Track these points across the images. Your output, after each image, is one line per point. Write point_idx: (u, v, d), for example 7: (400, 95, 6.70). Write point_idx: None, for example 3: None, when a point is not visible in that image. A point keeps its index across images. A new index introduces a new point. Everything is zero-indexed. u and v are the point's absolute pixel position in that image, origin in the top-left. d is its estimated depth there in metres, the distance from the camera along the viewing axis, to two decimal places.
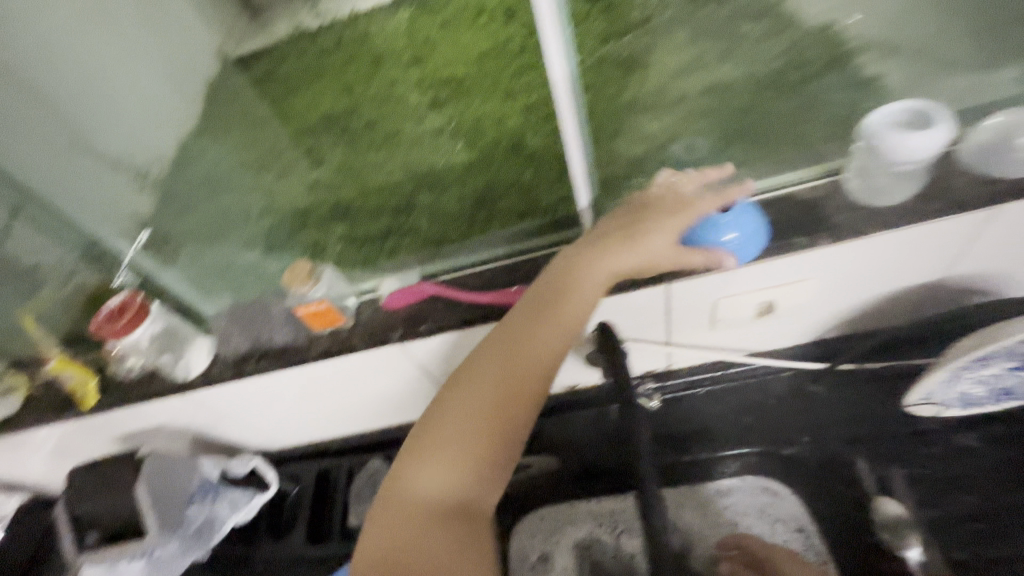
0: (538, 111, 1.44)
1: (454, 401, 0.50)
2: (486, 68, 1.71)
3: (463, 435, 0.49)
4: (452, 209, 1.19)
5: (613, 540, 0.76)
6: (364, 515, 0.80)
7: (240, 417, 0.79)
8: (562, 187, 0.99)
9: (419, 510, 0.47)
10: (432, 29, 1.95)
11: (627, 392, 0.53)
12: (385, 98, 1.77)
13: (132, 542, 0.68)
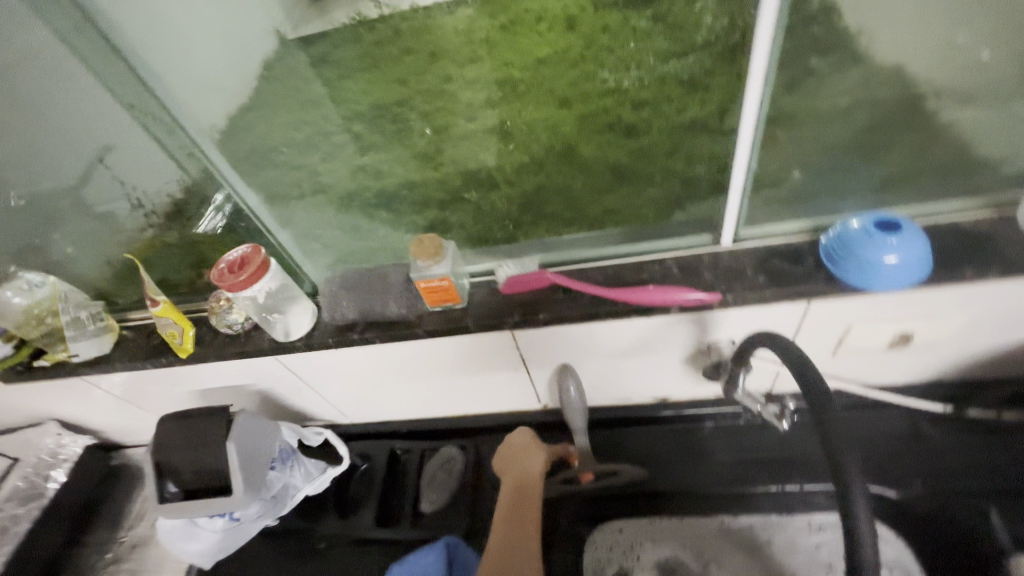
0: (596, 120, 1.48)
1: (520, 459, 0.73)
2: (543, 75, 1.76)
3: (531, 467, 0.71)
4: (492, 209, 1.12)
5: (697, 566, 0.72)
6: (436, 503, 0.77)
7: (321, 386, 0.78)
8: (637, 202, 0.99)
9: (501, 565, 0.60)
10: (491, 32, 2.01)
11: (818, 401, 0.44)
12: (441, 91, 1.81)
13: (217, 499, 0.65)
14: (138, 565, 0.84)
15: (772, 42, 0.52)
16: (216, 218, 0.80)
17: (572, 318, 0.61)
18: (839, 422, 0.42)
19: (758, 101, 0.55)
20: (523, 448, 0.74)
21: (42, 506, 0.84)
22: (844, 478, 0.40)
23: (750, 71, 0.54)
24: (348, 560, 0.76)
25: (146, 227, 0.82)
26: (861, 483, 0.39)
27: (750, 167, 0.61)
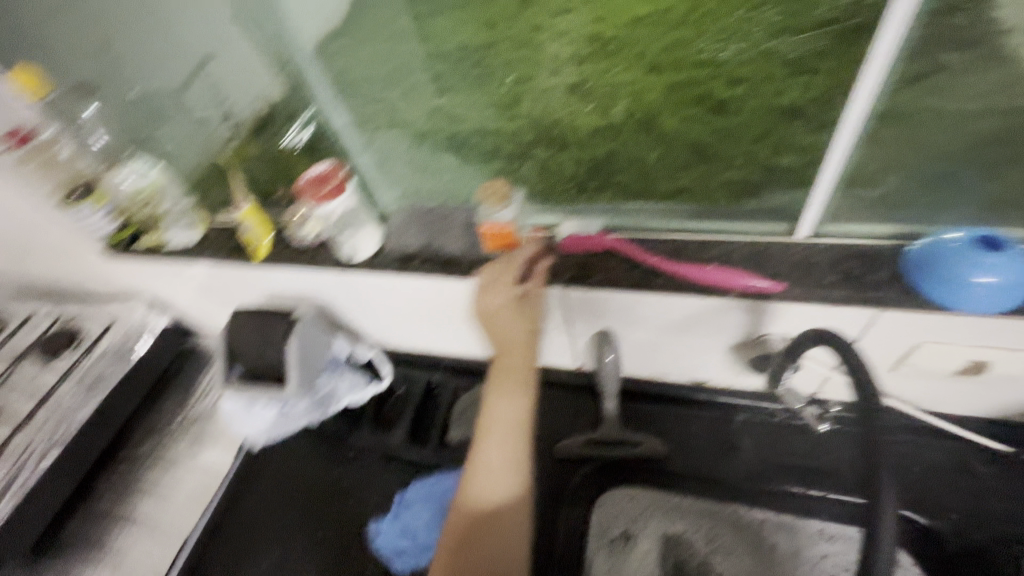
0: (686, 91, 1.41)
1: (484, 447, 0.63)
2: (638, 35, 1.68)
3: (507, 458, 0.62)
4: (560, 168, 1.10)
5: (703, 549, 0.72)
6: (463, 434, 0.82)
7: (377, 310, 0.83)
8: (714, 182, 0.95)
9: (483, 505, 0.60)
10: None
11: (870, 417, 0.43)
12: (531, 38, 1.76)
13: (272, 388, 0.74)
14: (199, 433, 0.95)
15: (904, 30, 0.48)
16: (296, 137, 0.87)
17: (626, 285, 0.61)
18: (887, 442, 0.41)
19: (872, 90, 0.51)
20: (491, 419, 0.64)
21: (124, 369, 0.95)
22: (875, 494, 0.39)
23: (870, 56, 0.50)
24: (375, 469, 0.82)
25: (236, 137, 0.89)
26: (893, 499, 0.38)
27: (848, 155, 0.56)
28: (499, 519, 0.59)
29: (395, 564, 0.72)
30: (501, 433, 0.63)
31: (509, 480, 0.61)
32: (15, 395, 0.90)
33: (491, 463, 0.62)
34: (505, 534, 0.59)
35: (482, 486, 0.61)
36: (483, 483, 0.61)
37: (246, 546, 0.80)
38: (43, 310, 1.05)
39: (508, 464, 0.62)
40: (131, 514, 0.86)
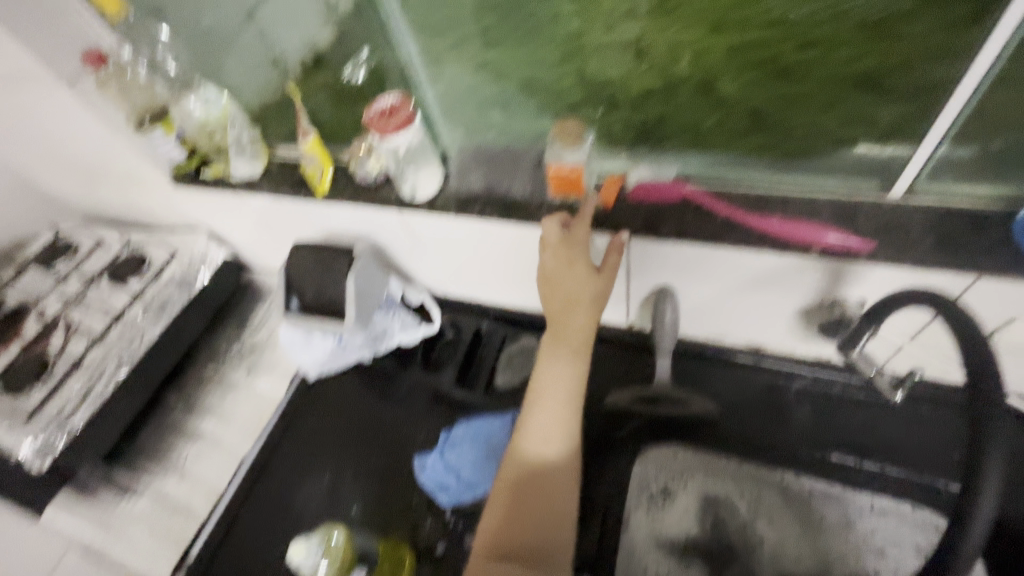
0: None
1: (537, 409, 0.63)
2: None
3: (558, 421, 0.62)
4: None
5: (745, 513, 0.72)
6: (510, 381, 0.84)
7: (432, 253, 0.83)
8: None
9: (531, 467, 0.61)
10: None
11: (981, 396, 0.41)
12: None
13: (330, 320, 0.76)
14: (255, 362, 1.00)
15: None
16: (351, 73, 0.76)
17: (698, 238, 0.59)
18: (997, 421, 0.40)
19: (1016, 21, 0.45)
20: (542, 384, 0.63)
21: (188, 297, 0.99)
22: (975, 473, 0.39)
23: None
24: (423, 407, 0.85)
25: None
26: (997, 479, 0.38)
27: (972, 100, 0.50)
28: (547, 483, 0.60)
29: (440, 500, 0.75)
30: (555, 397, 0.62)
31: (560, 440, 0.62)
32: (89, 314, 0.96)
33: (543, 426, 0.62)
34: (551, 498, 0.60)
35: (534, 447, 0.61)
36: (534, 446, 0.62)
37: (299, 469, 0.84)
38: (111, 237, 1.09)
39: (560, 428, 0.62)
40: (194, 430, 0.92)
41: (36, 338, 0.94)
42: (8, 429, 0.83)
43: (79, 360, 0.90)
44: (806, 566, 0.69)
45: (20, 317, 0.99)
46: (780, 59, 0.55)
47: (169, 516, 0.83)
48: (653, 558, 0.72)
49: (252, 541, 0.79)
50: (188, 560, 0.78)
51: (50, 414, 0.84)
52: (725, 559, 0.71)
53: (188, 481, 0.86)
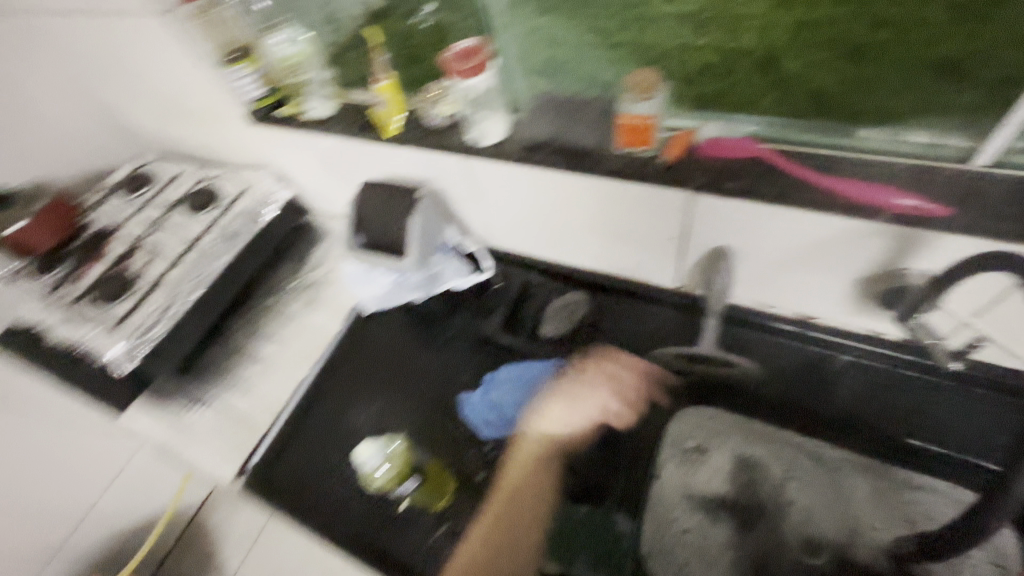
0: None
1: (514, 471, 0.74)
2: None
3: (527, 485, 0.73)
4: None
5: (778, 477, 0.75)
6: (557, 331, 0.87)
7: (490, 203, 0.86)
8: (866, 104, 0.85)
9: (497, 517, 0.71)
10: None
11: None
12: None
13: (393, 258, 0.80)
14: (314, 296, 1.06)
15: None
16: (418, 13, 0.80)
17: (764, 198, 0.60)
18: None
19: None
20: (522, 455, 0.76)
21: (255, 231, 1.06)
22: None
23: None
24: (470, 350, 0.89)
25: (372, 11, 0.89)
26: None
27: None
28: (508, 533, 0.70)
29: (482, 434, 0.80)
30: (534, 466, 0.75)
31: (526, 502, 0.72)
32: (167, 240, 1.03)
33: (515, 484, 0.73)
34: (508, 549, 0.69)
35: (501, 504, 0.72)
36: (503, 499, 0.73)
37: (352, 397, 0.91)
38: (188, 171, 1.17)
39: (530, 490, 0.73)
40: (257, 353, 1.00)
41: (121, 258, 1.03)
42: (99, 334, 0.92)
43: (158, 280, 0.97)
44: (831, 532, 0.71)
45: (106, 239, 1.08)
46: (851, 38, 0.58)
47: (235, 426, 0.91)
48: (682, 510, 0.75)
49: (307, 456, 0.86)
50: (250, 467, 0.86)
51: (133, 326, 0.92)
52: (752, 518, 0.73)
53: (251, 396, 0.94)
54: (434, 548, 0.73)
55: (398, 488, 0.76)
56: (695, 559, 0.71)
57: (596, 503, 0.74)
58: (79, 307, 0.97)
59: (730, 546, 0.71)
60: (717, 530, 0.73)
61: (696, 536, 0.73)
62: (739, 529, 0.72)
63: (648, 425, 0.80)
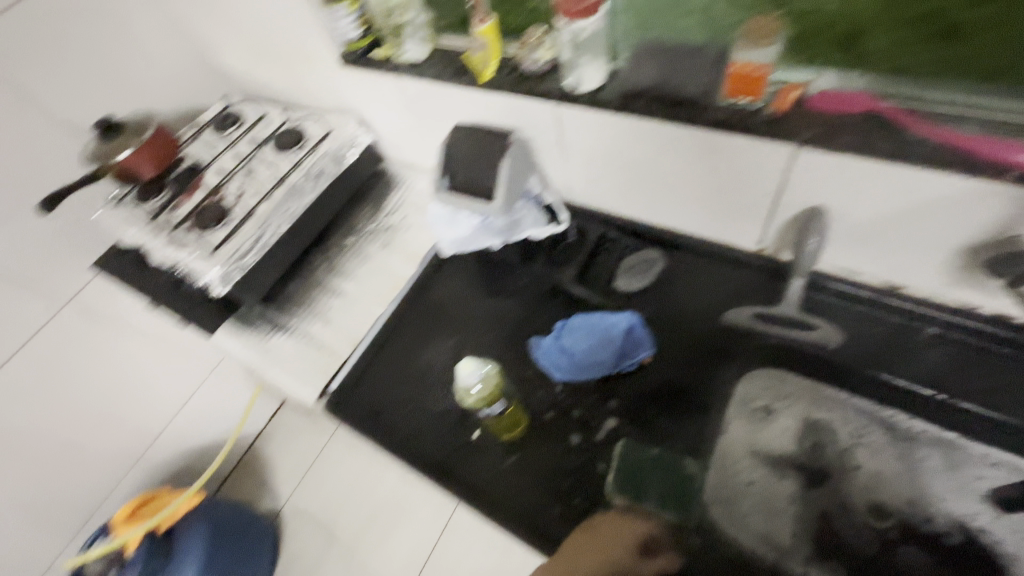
0: None
1: None
2: None
3: None
4: None
5: (846, 441, 0.74)
6: (631, 286, 0.88)
7: (575, 153, 0.87)
8: None
9: None
10: None
11: None
12: None
13: (479, 201, 0.83)
14: (390, 239, 1.10)
15: None
16: None
17: (876, 153, 0.59)
18: None
19: None
20: None
21: (338, 171, 1.11)
22: None
23: None
24: (542, 297, 0.92)
25: None
26: None
27: None
28: None
29: (555, 376, 0.83)
30: None
31: None
32: (257, 174, 1.09)
33: None
34: None
35: None
36: None
37: (424, 334, 0.95)
38: (275, 111, 1.22)
39: None
40: (337, 287, 1.06)
41: (216, 188, 1.10)
42: (198, 257, 0.98)
43: (250, 211, 1.03)
44: (903, 498, 0.70)
45: (200, 171, 1.15)
46: (947, 14, 0.56)
47: (317, 351, 0.97)
48: (748, 464, 0.76)
49: (381, 384, 0.91)
50: (331, 389, 0.92)
51: (226, 252, 0.97)
52: (820, 478, 0.73)
53: (332, 325, 1.00)
54: (504, 474, 0.78)
55: (482, 411, 0.79)
56: (759, 510, 0.73)
57: (666, 446, 0.75)
58: (178, 231, 1.04)
59: (795, 501, 0.72)
60: (783, 485, 0.74)
61: (761, 489, 0.74)
62: (806, 486, 0.73)
63: (721, 384, 0.79)
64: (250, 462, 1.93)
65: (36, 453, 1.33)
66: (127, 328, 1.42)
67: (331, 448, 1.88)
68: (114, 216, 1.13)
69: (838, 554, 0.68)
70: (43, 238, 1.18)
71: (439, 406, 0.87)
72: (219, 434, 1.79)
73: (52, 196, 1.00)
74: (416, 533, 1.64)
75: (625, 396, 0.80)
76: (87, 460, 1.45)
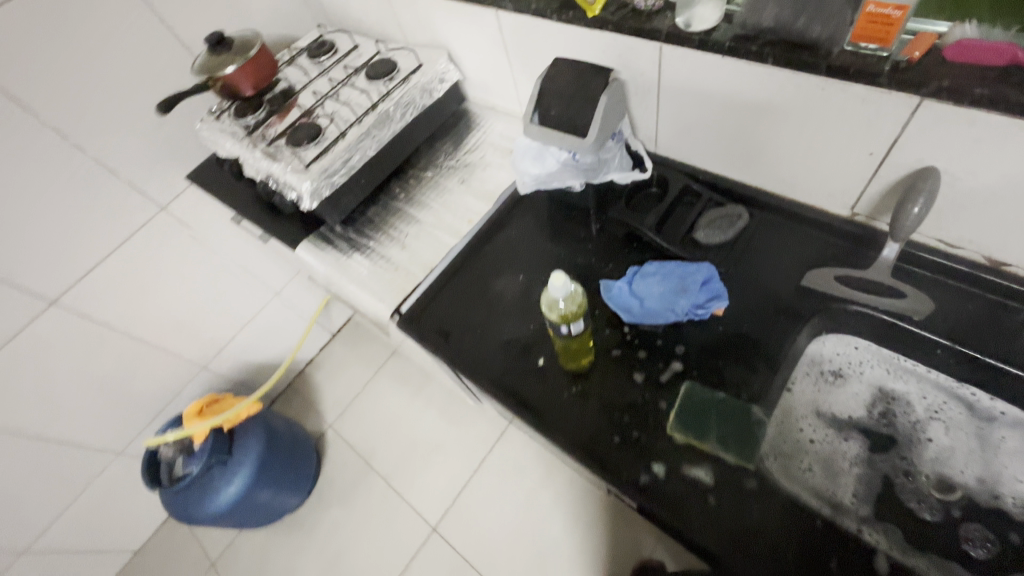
0: None
1: None
2: None
3: None
4: None
5: (919, 415, 0.74)
6: (710, 238, 0.87)
7: (671, 101, 0.87)
8: None
9: None
10: None
11: None
12: None
13: (573, 136, 0.84)
14: (468, 176, 1.13)
15: None
16: None
17: (1014, 108, 0.56)
18: None
19: None
20: None
21: (425, 104, 1.14)
22: None
23: None
24: (616, 243, 0.94)
25: None
26: None
27: None
28: None
29: (623, 318, 0.84)
30: None
31: None
32: (349, 100, 1.13)
33: None
34: None
35: None
36: None
37: (497, 266, 0.99)
38: (366, 44, 1.26)
39: None
40: (415, 216, 1.10)
41: (309, 110, 1.15)
42: (291, 170, 1.03)
43: (341, 133, 1.07)
44: (972, 476, 0.69)
45: (293, 94, 1.21)
46: None
47: (393, 272, 1.02)
48: (811, 422, 0.77)
49: (454, 306, 0.96)
50: (403, 308, 0.97)
51: (319, 169, 1.01)
52: (886, 444, 0.74)
53: (409, 250, 1.05)
54: (565, 401, 0.81)
55: (562, 328, 0.71)
56: (819, 467, 0.74)
57: (732, 393, 0.75)
58: (274, 146, 1.10)
59: (857, 462, 0.73)
60: (847, 446, 0.75)
61: (823, 448, 0.76)
62: (871, 449, 0.74)
63: (795, 347, 0.78)
64: (301, 385, 2.06)
65: (120, 346, 1.46)
66: (206, 242, 1.52)
67: (376, 383, 1.98)
68: (210, 128, 1.19)
69: (897, 518, 0.68)
70: (150, 143, 1.30)
71: (505, 334, 0.90)
72: (276, 354, 1.91)
73: (167, 100, 1.07)
74: (450, 471, 1.72)
75: (691, 342, 0.81)
76: (162, 358, 1.57)
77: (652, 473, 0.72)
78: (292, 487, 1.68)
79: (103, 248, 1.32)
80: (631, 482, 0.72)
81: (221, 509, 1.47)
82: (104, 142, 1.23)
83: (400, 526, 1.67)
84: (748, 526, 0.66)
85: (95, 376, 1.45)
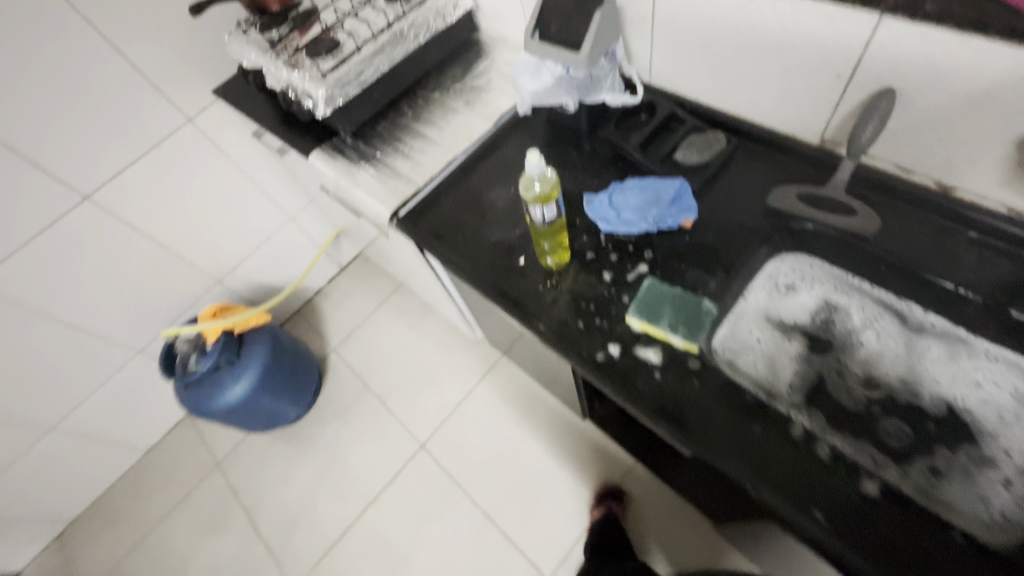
0: None
1: None
2: None
3: None
4: None
5: (857, 322, 0.81)
6: (688, 158, 0.95)
7: (663, 27, 0.93)
8: None
9: None
10: None
11: None
12: None
13: (567, 51, 0.90)
14: (473, 98, 1.20)
15: None
16: None
17: (958, 23, 0.62)
18: None
19: None
20: None
21: (438, 28, 1.20)
22: None
23: None
24: (603, 161, 1.01)
25: None
26: None
27: None
28: None
29: (600, 227, 0.92)
30: None
31: None
32: (367, 20, 1.20)
33: None
34: None
35: None
36: None
37: (491, 179, 1.06)
38: None
39: None
40: (420, 132, 1.18)
41: (330, 27, 1.22)
42: (308, 78, 1.10)
43: (357, 47, 1.14)
44: (896, 376, 0.75)
45: (315, 13, 1.27)
46: None
47: (395, 179, 1.10)
48: (759, 325, 0.83)
49: (448, 211, 1.04)
50: (401, 212, 1.06)
51: (334, 78, 1.08)
52: (824, 346, 0.80)
53: (412, 161, 1.13)
54: (540, 292, 0.89)
55: (535, 209, 0.81)
56: (761, 361, 0.80)
57: (689, 290, 0.84)
58: (295, 57, 1.17)
59: (795, 360, 0.80)
60: (788, 346, 0.81)
61: (767, 346, 0.82)
62: (809, 350, 0.80)
63: (754, 258, 0.85)
64: (308, 311, 2.18)
65: (145, 247, 1.57)
66: (228, 158, 1.61)
67: (378, 314, 2.10)
68: (235, 39, 1.27)
69: (823, 405, 0.75)
70: (181, 54, 1.38)
71: (492, 236, 0.99)
72: (286, 277, 2.03)
73: (199, 5, 1.15)
74: (441, 395, 1.84)
75: (659, 249, 0.88)
76: (182, 265, 1.69)
77: (608, 352, 0.81)
78: (292, 397, 1.81)
79: (134, 150, 1.42)
80: (589, 359, 0.81)
81: (229, 405, 1.61)
82: (139, 47, 1.32)
83: (391, 441, 1.80)
84: (686, 397, 0.75)
85: (121, 274, 1.57)
